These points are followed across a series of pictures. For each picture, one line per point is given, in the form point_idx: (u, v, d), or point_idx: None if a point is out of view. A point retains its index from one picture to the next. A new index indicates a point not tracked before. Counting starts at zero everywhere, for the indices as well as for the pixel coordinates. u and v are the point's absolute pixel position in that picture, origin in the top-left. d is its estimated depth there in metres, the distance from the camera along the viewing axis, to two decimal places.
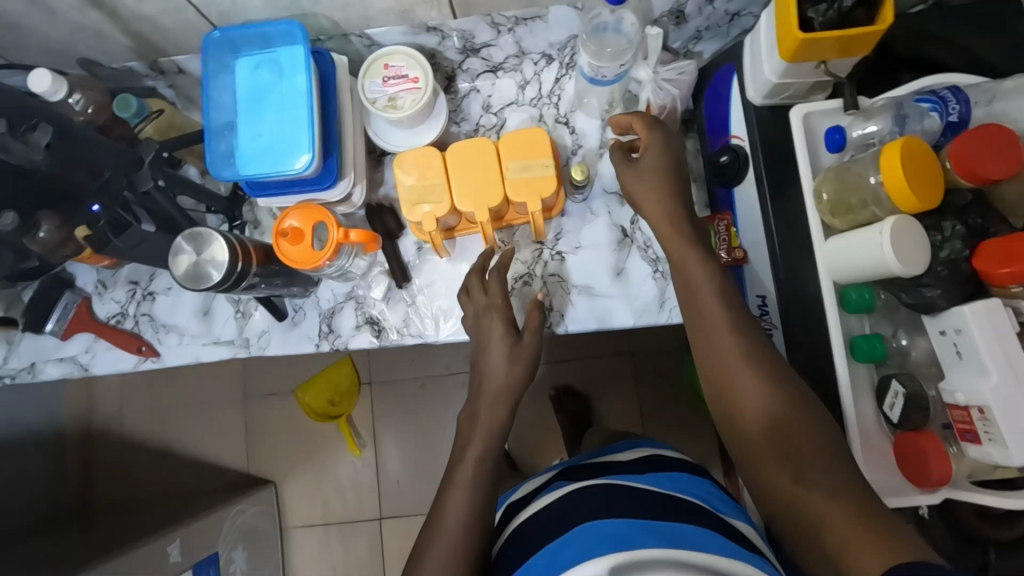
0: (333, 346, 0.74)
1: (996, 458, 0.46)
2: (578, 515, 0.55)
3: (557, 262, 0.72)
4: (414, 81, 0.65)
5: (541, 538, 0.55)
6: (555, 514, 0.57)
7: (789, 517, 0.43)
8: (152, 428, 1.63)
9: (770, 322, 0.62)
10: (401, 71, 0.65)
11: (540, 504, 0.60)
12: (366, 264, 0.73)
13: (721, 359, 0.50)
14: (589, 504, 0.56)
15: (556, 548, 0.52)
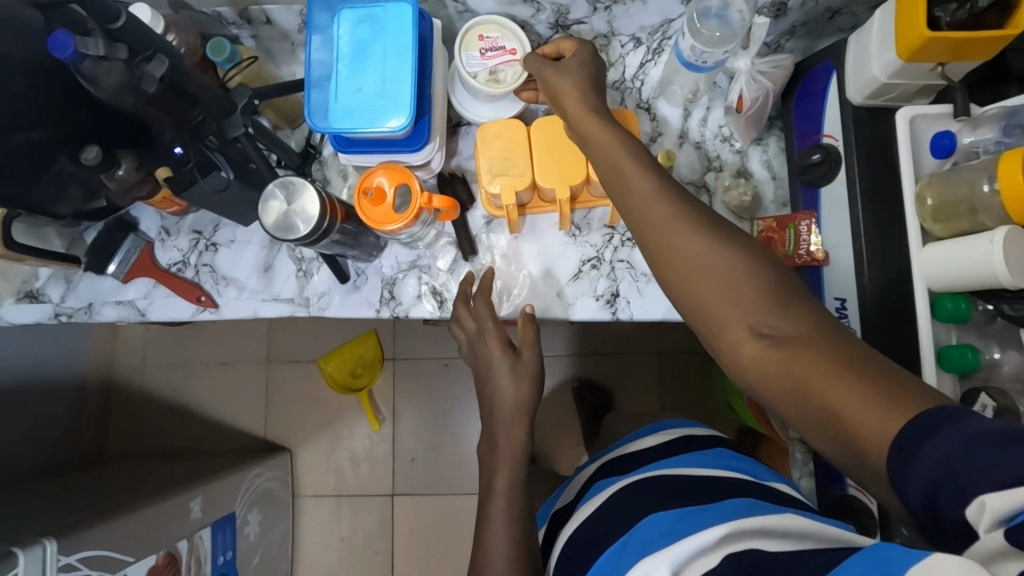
0: (393, 314, 0.73)
1: None
2: (619, 519, 0.54)
3: (626, 248, 0.72)
4: (513, 53, 0.65)
5: (593, 545, 0.54)
6: (599, 521, 0.56)
7: (799, 408, 0.39)
8: (172, 385, 1.63)
9: (848, 326, 0.61)
10: (497, 43, 0.65)
11: (582, 515, 0.59)
12: (433, 233, 0.72)
13: (703, 284, 0.43)
14: (632, 504, 0.55)
15: (610, 552, 0.51)
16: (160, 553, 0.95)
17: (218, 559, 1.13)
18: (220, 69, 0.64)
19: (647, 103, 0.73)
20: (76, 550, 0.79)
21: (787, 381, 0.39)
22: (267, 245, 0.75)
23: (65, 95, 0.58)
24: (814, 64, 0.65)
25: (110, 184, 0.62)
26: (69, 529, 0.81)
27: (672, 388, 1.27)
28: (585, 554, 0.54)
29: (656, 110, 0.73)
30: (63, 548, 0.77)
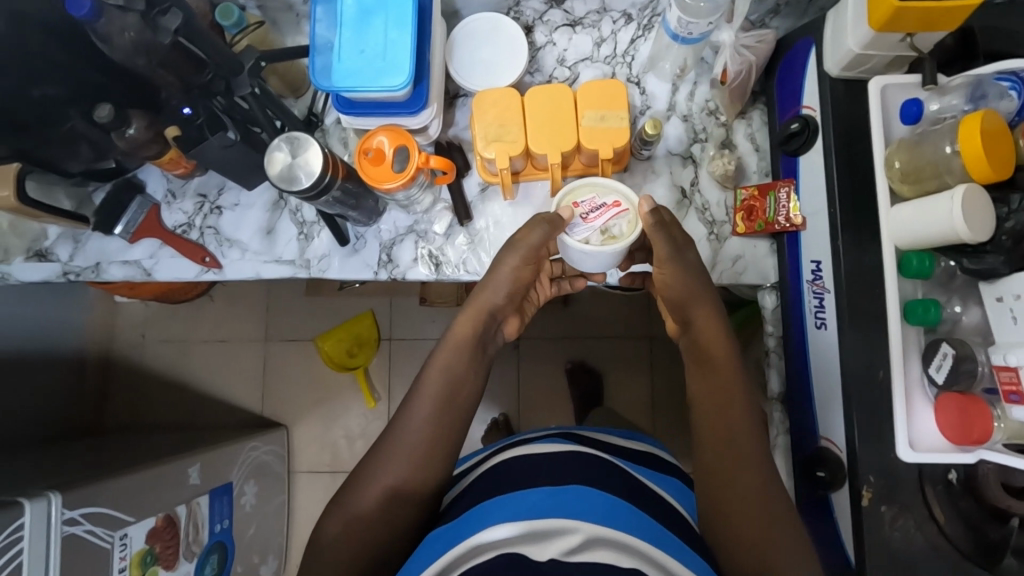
0: (390, 276, 0.76)
1: None
2: (561, 470, 0.60)
3: None
4: (619, 204, 0.63)
5: (525, 480, 0.59)
6: (545, 462, 0.62)
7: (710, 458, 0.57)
8: (173, 361, 1.67)
9: (823, 287, 0.64)
10: (598, 200, 0.64)
11: (528, 449, 0.65)
12: (430, 200, 0.75)
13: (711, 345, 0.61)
14: (575, 467, 0.61)
15: (538, 493, 0.56)
16: (160, 515, 0.97)
17: (214, 527, 1.16)
18: (226, 33, 0.67)
19: (636, 77, 0.76)
20: (80, 505, 0.81)
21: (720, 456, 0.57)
22: (270, 209, 0.77)
23: (79, 54, 0.61)
24: (795, 40, 0.69)
25: (118, 143, 0.65)
26: (72, 485, 0.83)
27: (661, 368, 1.31)
28: (511, 482, 0.59)
29: (645, 85, 0.76)
30: (67, 502, 0.79)
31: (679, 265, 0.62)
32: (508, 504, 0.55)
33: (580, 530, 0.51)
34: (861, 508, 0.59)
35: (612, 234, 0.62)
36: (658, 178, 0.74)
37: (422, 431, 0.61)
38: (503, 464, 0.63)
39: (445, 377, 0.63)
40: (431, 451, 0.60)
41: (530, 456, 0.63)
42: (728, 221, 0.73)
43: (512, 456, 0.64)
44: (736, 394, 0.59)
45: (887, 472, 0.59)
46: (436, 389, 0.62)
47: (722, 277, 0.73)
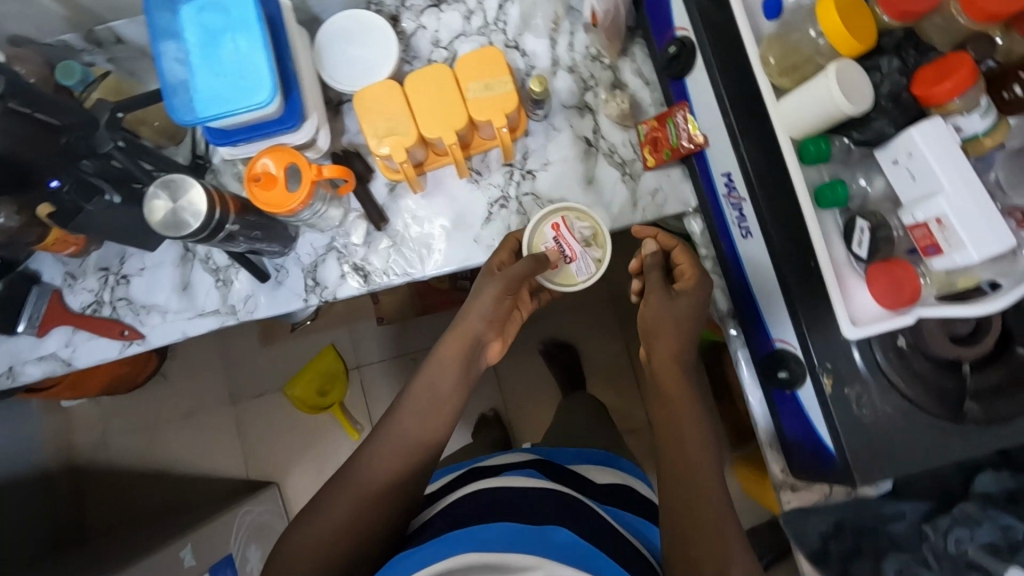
0: (321, 300, 0.74)
1: (959, 262, 0.49)
2: (537, 512, 0.62)
3: (528, 180, 0.74)
4: (557, 225, 0.70)
5: (495, 516, 0.60)
6: (519, 500, 0.64)
7: (669, 449, 0.58)
8: (142, 451, 1.60)
9: (739, 197, 0.65)
10: (550, 242, 0.70)
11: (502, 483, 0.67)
12: (340, 213, 0.72)
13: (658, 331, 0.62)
14: (546, 503, 0.64)
15: (506, 527, 0.59)
16: None
17: None
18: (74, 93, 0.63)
19: (514, 41, 0.75)
20: None
21: (672, 438, 0.58)
22: (179, 264, 0.74)
23: None
24: None
25: None
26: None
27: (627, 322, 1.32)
28: (480, 516, 0.61)
29: (524, 46, 0.75)
30: None
31: (681, 302, 0.62)
32: (468, 536, 0.57)
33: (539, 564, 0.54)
34: (826, 394, 0.60)
35: (587, 234, 0.70)
36: (560, 135, 0.74)
37: (398, 453, 0.63)
38: (471, 497, 0.65)
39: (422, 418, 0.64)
40: (410, 466, 0.63)
41: (504, 490, 0.65)
42: (637, 157, 0.73)
43: (486, 489, 0.66)
44: (694, 395, 0.60)
45: (842, 354, 0.61)
46: (416, 407, 0.64)
47: (646, 213, 0.73)
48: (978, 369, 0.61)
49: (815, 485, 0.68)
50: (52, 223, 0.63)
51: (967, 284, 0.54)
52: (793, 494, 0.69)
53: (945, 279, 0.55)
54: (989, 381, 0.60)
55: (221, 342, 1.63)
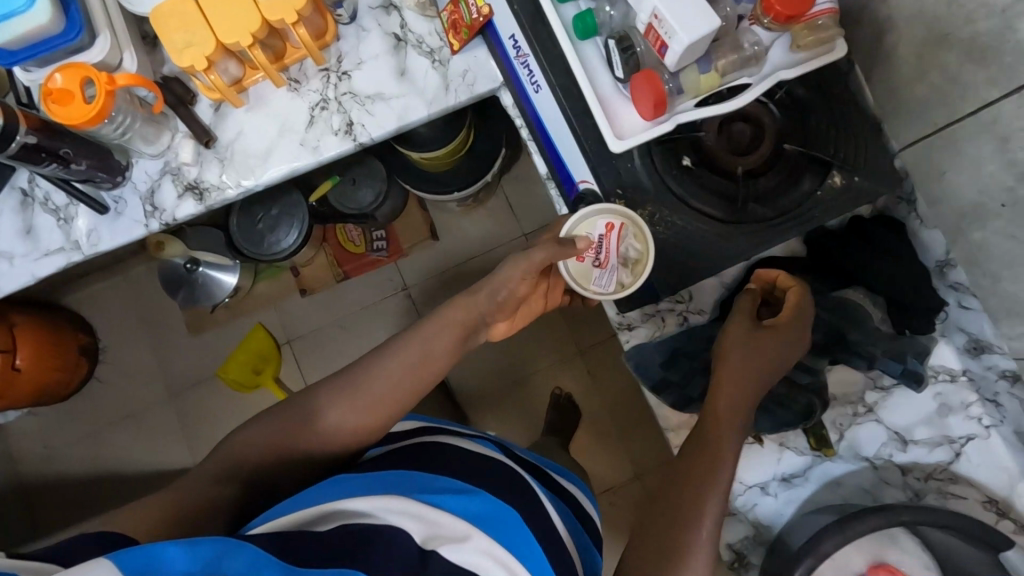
0: (163, 224, 0.76)
1: (680, 49, 0.53)
2: (485, 471, 0.63)
3: (345, 81, 0.77)
4: (611, 224, 0.63)
5: (441, 472, 0.60)
6: (467, 459, 0.64)
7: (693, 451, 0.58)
8: (87, 458, 1.60)
9: (525, 54, 0.68)
10: (595, 237, 0.64)
11: (456, 443, 0.67)
12: (165, 135, 0.75)
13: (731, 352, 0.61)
14: (513, 486, 0.62)
15: (439, 482, 0.58)
16: None
17: None
18: None
19: None
20: None
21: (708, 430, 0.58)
22: (20, 210, 0.76)
23: None
24: None
25: None
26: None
27: None
28: (424, 466, 0.61)
29: None
30: None
31: (759, 350, 0.62)
32: (401, 481, 0.57)
33: (463, 525, 0.53)
34: (620, 219, 0.64)
35: (632, 255, 0.64)
36: (369, 34, 0.77)
37: (378, 421, 0.64)
38: (417, 450, 0.65)
39: (400, 392, 0.64)
40: (375, 413, 0.64)
41: (456, 452, 0.65)
42: (444, 45, 0.77)
43: (438, 444, 0.66)
44: (742, 406, 0.60)
45: (630, 180, 0.65)
46: (403, 359, 0.65)
47: (460, 95, 0.76)
48: (754, 177, 0.64)
49: (647, 319, 0.73)
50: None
51: (710, 84, 0.59)
52: (631, 332, 0.73)
53: (693, 81, 0.59)
54: (763, 187, 0.64)
55: (152, 339, 1.64)
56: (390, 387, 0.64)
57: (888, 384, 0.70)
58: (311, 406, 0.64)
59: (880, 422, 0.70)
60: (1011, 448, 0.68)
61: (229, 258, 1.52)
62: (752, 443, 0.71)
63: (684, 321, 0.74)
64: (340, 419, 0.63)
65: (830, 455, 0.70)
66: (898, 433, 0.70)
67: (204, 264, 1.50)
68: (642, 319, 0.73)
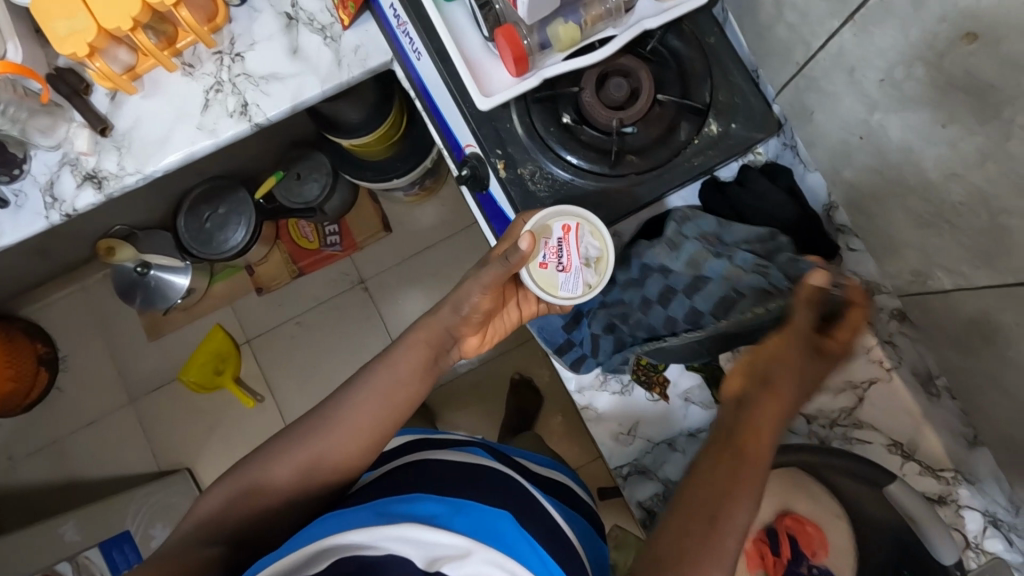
0: (64, 214, 0.76)
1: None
2: (487, 483, 0.58)
3: (238, 63, 0.77)
4: (568, 226, 0.62)
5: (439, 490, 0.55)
6: (459, 470, 0.60)
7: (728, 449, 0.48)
8: (51, 468, 1.60)
9: (404, 22, 0.68)
10: (554, 241, 0.61)
11: (446, 457, 0.62)
12: (59, 125, 0.75)
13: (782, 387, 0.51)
14: (508, 493, 0.58)
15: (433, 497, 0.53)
16: None
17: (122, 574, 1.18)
18: None
19: None
20: None
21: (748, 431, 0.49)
22: None
23: None
24: None
25: None
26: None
27: None
28: (421, 485, 0.56)
29: None
30: None
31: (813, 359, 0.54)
32: (402, 503, 0.52)
33: (460, 542, 0.47)
34: (501, 178, 0.64)
35: (591, 253, 0.63)
36: (261, 15, 0.77)
37: (372, 449, 0.60)
38: (407, 468, 0.60)
39: (387, 422, 0.61)
40: (363, 437, 0.60)
41: (450, 465, 0.60)
42: (335, 21, 0.77)
43: (429, 459, 0.62)
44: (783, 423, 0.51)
45: (509, 140, 0.65)
46: (378, 383, 0.62)
47: (354, 70, 0.76)
48: (634, 129, 0.64)
49: None
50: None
51: (572, 35, 0.59)
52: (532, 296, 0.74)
53: (555, 35, 0.59)
54: (644, 138, 0.64)
55: (112, 346, 1.65)
56: (368, 412, 0.61)
57: None
58: (290, 445, 0.58)
59: None
60: (915, 391, 0.66)
61: (181, 259, 1.52)
62: (658, 401, 0.71)
63: None
64: (323, 451, 0.58)
65: None
66: None
67: (155, 267, 1.51)
68: None
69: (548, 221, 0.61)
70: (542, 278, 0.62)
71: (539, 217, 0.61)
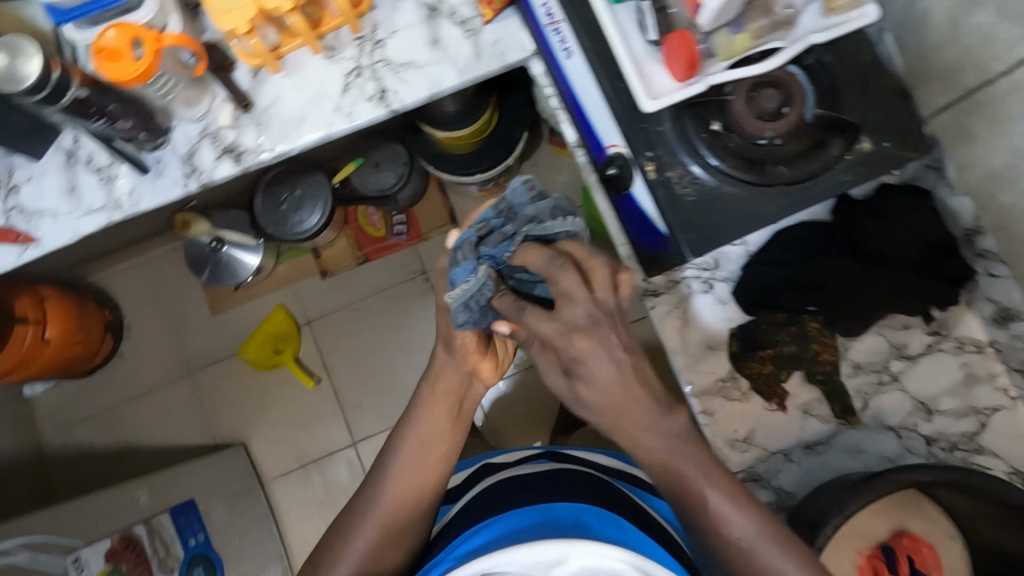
0: (200, 184, 0.79)
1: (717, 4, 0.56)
2: (553, 485, 0.79)
3: (379, 49, 0.79)
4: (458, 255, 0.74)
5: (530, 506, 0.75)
6: (531, 481, 0.81)
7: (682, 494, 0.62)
8: (107, 433, 1.63)
9: (557, 20, 0.69)
10: None
11: (521, 471, 0.84)
12: (204, 98, 0.77)
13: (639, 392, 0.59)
14: (567, 489, 0.77)
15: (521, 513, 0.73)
16: (115, 536, 1.06)
17: (188, 541, 1.21)
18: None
19: None
20: None
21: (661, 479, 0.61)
22: (65, 169, 0.79)
23: None
24: None
25: None
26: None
27: None
28: (506, 501, 0.78)
29: None
30: None
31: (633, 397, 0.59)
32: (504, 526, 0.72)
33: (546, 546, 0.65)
34: (650, 180, 0.65)
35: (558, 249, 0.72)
36: (404, 4, 0.79)
37: (432, 496, 0.83)
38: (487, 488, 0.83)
39: (434, 462, 0.84)
40: (414, 484, 0.82)
41: (531, 475, 0.82)
42: (476, 15, 0.78)
43: (503, 479, 0.83)
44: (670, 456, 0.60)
45: (660, 142, 0.66)
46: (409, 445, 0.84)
47: (492, 64, 0.78)
48: (782, 140, 0.64)
49: (674, 286, 0.74)
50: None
51: (745, 43, 0.60)
52: (656, 299, 0.74)
53: (724, 45, 0.60)
54: (792, 149, 0.65)
55: (172, 318, 1.66)
56: (410, 470, 0.82)
57: (913, 353, 0.71)
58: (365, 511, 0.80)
59: (905, 392, 0.70)
60: None
61: (253, 237, 1.54)
62: (776, 411, 0.72)
63: (709, 289, 0.74)
64: (391, 506, 0.81)
65: (855, 424, 0.71)
66: (923, 403, 0.70)
67: (228, 244, 1.52)
68: (667, 286, 0.74)
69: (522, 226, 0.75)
70: None
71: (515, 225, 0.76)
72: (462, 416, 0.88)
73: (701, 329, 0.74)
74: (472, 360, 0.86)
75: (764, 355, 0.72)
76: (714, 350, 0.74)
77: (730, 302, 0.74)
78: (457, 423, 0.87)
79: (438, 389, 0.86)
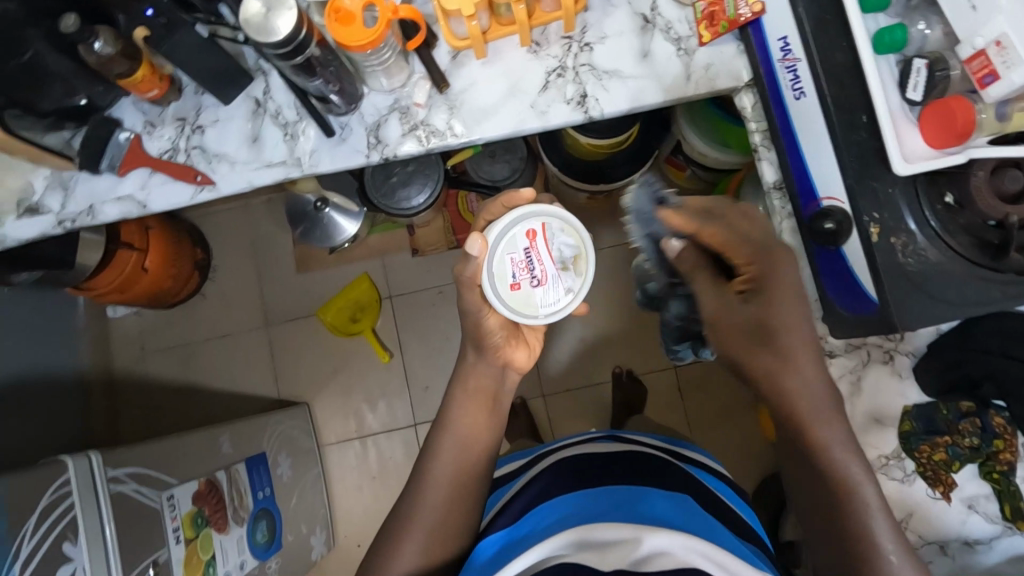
0: (383, 157, 0.77)
1: (1018, 81, 0.53)
2: (623, 460, 0.82)
3: (586, 53, 0.76)
4: (531, 234, 0.79)
5: (601, 479, 0.78)
6: (601, 457, 0.83)
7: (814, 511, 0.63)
8: (178, 368, 1.65)
9: (794, 59, 0.67)
10: (520, 255, 0.79)
11: (591, 448, 0.86)
12: (405, 73, 0.76)
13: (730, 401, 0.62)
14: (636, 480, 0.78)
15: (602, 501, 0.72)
16: (201, 480, 1.05)
17: (258, 494, 1.21)
18: None
19: None
20: (118, 466, 0.88)
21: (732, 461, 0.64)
22: (251, 118, 0.78)
23: None
24: None
25: (88, 59, 0.69)
26: (98, 452, 0.88)
27: None
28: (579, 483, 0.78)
29: None
30: (105, 461, 0.86)
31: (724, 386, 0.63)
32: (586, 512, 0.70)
33: (624, 531, 0.62)
34: (873, 243, 0.63)
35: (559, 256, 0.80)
36: (618, 11, 0.76)
37: (481, 491, 0.79)
38: (560, 466, 0.83)
39: (474, 457, 0.80)
40: (459, 489, 0.77)
41: (608, 453, 0.84)
42: (693, 35, 0.75)
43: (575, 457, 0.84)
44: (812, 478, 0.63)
45: (888, 206, 0.63)
46: (447, 455, 0.78)
47: (699, 88, 0.75)
48: None
49: (852, 352, 0.71)
50: (143, 48, 0.72)
51: (1020, 123, 0.57)
52: (830, 360, 0.71)
53: (996, 121, 0.57)
54: None
55: (259, 268, 1.67)
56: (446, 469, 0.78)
57: None
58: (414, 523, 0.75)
59: None
60: None
61: (356, 204, 1.48)
62: (938, 499, 0.68)
63: (888, 360, 0.71)
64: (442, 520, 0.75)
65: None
66: None
67: (331, 205, 1.47)
68: (845, 350, 0.71)
69: (528, 217, 0.79)
70: (516, 296, 0.79)
71: (530, 218, 0.79)
72: (495, 413, 0.84)
73: (872, 400, 0.71)
74: (506, 353, 0.83)
75: (939, 441, 0.68)
76: (884, 425, 0.70)
77: (909, 378, 0.70)
78: (490, 419, 0.82)
79: (470, 388, 0.82)
